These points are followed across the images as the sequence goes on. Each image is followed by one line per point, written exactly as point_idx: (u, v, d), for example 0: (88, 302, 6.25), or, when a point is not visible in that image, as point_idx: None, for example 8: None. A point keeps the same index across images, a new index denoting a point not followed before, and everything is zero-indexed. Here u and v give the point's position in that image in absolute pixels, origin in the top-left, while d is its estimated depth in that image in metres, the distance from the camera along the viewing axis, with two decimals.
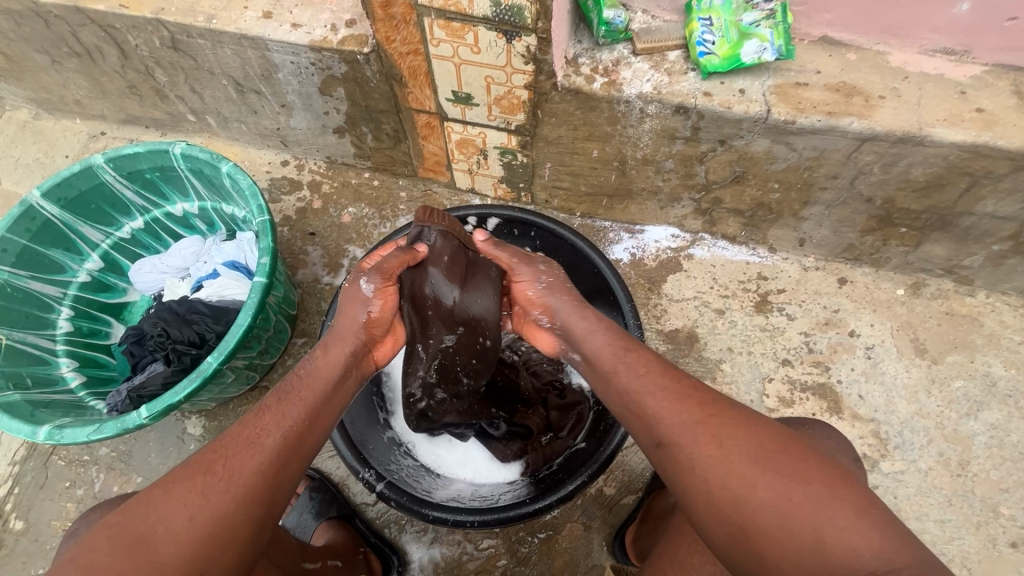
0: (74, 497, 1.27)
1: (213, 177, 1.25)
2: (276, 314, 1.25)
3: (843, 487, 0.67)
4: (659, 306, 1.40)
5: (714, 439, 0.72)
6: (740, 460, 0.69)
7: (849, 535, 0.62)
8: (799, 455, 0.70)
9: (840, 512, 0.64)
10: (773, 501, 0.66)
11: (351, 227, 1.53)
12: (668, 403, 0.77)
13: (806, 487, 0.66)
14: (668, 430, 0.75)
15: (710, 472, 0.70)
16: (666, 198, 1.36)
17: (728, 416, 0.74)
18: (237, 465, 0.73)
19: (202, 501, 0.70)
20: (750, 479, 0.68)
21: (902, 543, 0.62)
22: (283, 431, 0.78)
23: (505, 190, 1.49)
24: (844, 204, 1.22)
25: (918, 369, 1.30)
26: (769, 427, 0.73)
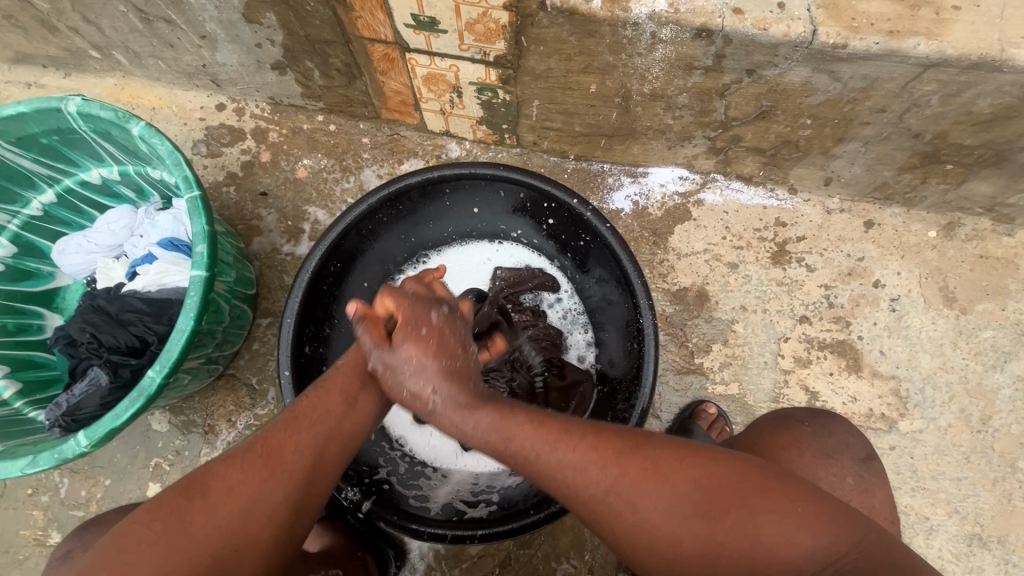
0: (39, 504, 1.18)
1: (124, 139, 1.02)
2: (227, 301, 1.07)
3: (765, 491, 0.60)
4: (665, 262, 1.24)
5: (631, 502, 0.61)
6: (665, 515, 0.60)
7: (787, 550, 0.57)
8: (718, 473, 0.61)
9: (767, 523, 0.58)
10: (708, 550, 0.58)
11: (308, 183, 1.31)
12: (574, 468, 0.63)
13: (728, 517, 0.59)
14: (590, 507, 0.63)
15: (639, 535, 0.61)
16: (675, 137, 1.16)
17: (638, 469, 0.62)
18: (279, 448, 0.63)
19: (237, 481, 0.61)
20: (675, 534, 0.59)
21: (828, 528, 0.58)
22: (325, 416, 0.67)
23: (486, 132, 1.26)
24: (886, 139, 1.05)
25: (944, 320, 1.20)
26: (678, 455, 0.63)
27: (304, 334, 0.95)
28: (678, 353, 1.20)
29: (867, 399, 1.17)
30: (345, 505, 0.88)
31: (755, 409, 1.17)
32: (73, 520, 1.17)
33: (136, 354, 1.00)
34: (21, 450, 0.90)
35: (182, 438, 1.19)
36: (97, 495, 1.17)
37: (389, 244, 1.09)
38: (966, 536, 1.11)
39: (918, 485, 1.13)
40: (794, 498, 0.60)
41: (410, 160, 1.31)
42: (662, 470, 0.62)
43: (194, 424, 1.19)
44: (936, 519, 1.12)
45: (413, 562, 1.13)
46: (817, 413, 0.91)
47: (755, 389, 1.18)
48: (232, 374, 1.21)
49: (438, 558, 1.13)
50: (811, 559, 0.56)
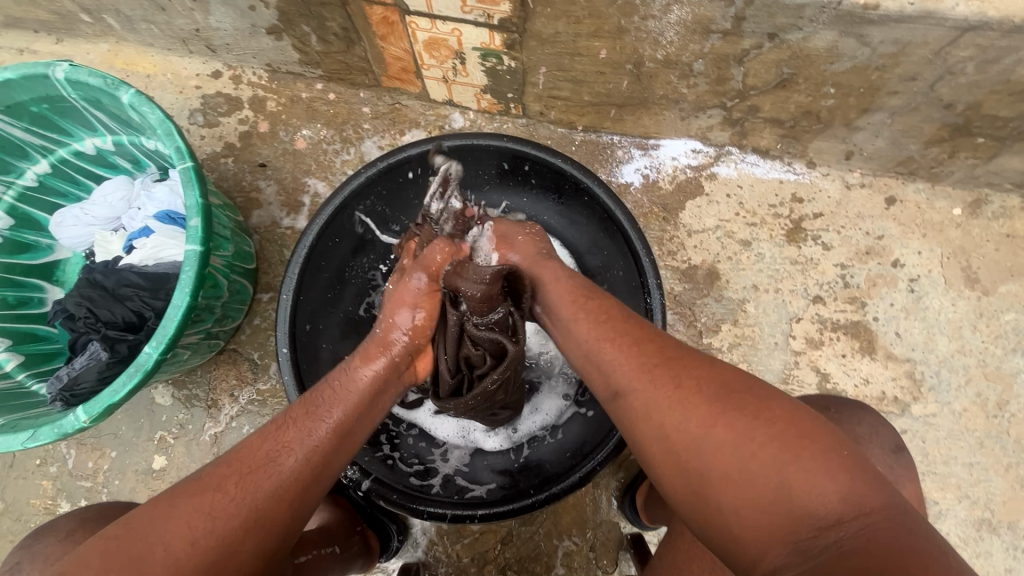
0: (48, 475, 1.19)
1: (115, 107, 0.98)
2: (226, 277, 1.06)
3: (808, 428, 0.54)
4: (675, 239, 1.20)
5: (672, 379, 0.61)
6: (701, 408, 0.58)
7: (815, 487, 0.50)
8: (766, 393, 0.58)
9: (809, 459, 0.51)
10: (734, 454, 0.54)
11: (308, 154, 1.27)
12: (625, 352, 0.66)
13: (768, 428, 0.54)
14: (622, 376, 0.65)
15: (666, 419, 0.59)
16: (689, 107, 1.10)
17: (692, 362, 0.63)
18: (252, 483, 0.59)
19: (208, 520, 0.56)
20: (706, 421, 0.56)
21: (870, 483, 0.51)
22: (307, 450, 0.63)
23: (490, 101, 1.21)
24: (914, 110, 0.99)
25: (964, 302, 1.16)
26: (732, 369, 0.61)
27: (302, 310, 0.93)
28: (686, 333, 1.17)
29: (880, 382, 1.14)
30: (346, 483, 0.87)
31: None
32: (81, 490, 1.18)
33: (133, 329, 0.99)
34: (22, 424, 0.90)
35: (186, 412, 1.19)
36: (104, 467, 1.19)
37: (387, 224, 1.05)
38: (974, 521, 1.09)
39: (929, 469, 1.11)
40: (847, 454, 0.52)
41: (412, 131, 1.27)
42: (713, 372, 0.61)
43: (197, 398, 1.19)
44: (945, 504, 1.10)
45: (415, 537, 1.14)
46: (826, 401, 0.85)
47: (764, 370, 1.16)
48: (234, 348, 1.20)
49: (439, 533, 1.14)
50: (840, 503, 0.50)
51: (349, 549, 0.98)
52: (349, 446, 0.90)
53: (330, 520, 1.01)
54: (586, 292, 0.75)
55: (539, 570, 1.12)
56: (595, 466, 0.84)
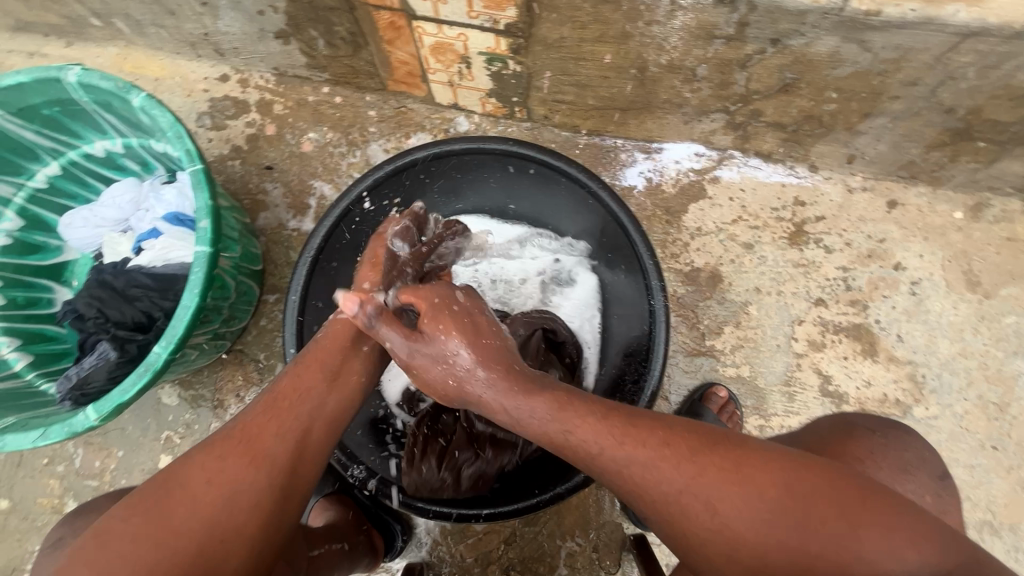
0: (55, 474, 1.20)
1: (126, 110, 1.00)
2: (234, 278, 1.07)
3: (859, 503, 0.57)
4: (678, 242, 1.21)
5: (714, 503, 0.58)
6: (751, 521, 0.57)
7: (889, 562, 0.54)
8: (795, 473, 0.58)
9: (870, 536, 0.55)
10: (807, 553, 0.55)
11: (314, 157, 1.28)
12: (650, 471, 0.60)
13: (827, 521, 0.56)
14: (662, 509, 0.60)
15: (716, 547, 0.58)
16: (693, 111, 1.12)
17: (719, 459, 0.60)
18: (262, 431, 0.64)
19: (221, 466, 0.61)
20: (769, 535, 0.56)
21: (930, 536, 0.56)
22: (311, 399, 0.68)
23: (495, 105, 1.22)
24: (916, 115, 1.00)
25: (966, 305, 1.16)
26: (759, 453, 0.60)
27: (309, 312, 0.93)
28: (688, 335, 1.18)
29: (882, 384, 1.15)
30: (352, 482, 0.88)
31: (766, 392, 1.16)
32: (87, 489, 1.19)
33: (142, 329, 1.00)
34: (32, 423, 0.91)
35: (192, 412, 1.20)
36: (111, 466, 1.20)
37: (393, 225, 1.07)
38: (975, 523, 1.10)
39: None
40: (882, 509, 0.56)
41: (417, 134, 1.28)
42: (743, 468, 0.59)
43: (204, 399, 1.20)
44: None
45: (419, 537, 1.15)
46: (844, 422, 0.84)
47: (767, 372, 1.16)
48: (240, 349, 1.21)
49: (443, 533, 1.15)
50: (919, 574, 0.53)
51: (354, 549, 0.98)
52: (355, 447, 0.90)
53: (336, 519, 1.01)
54: (571, 393, 0.67)
55: (543, 570, 1.13)
56: None
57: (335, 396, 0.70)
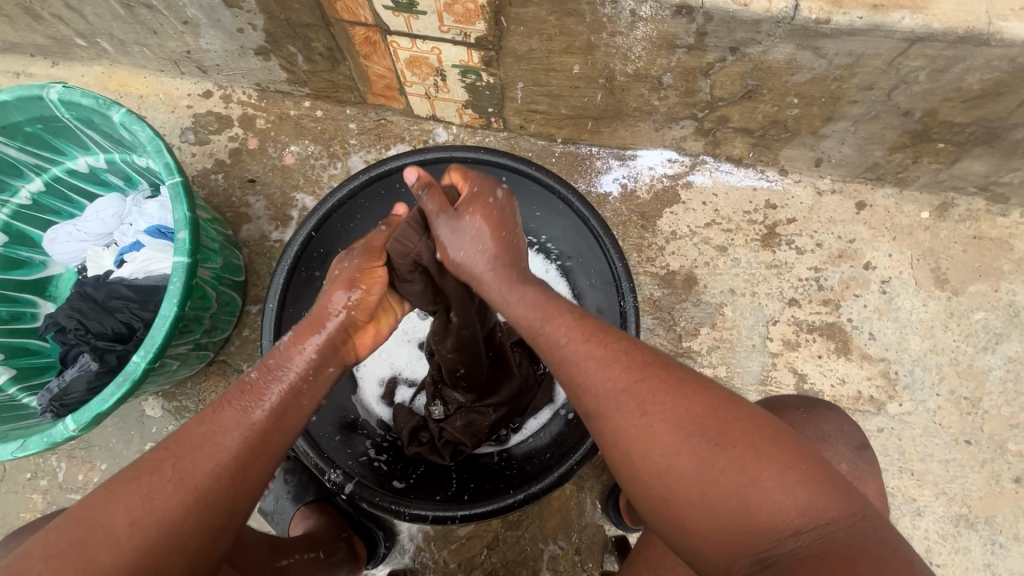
0: (39, 488, 1.20)
1: (107, 126, 1.02)
2: (214, 288, 1.09)
3: (774, 446, 0.55)
4: (653, 246, 1.23)
5: (637, 407, 0.59)
6: (671, 430, 0.57)
7: (778, 503, 0.52)
8: (728, 404, 0.58)
9: (772, 473, 0.53)
10: (700, 475, 0.55)
11: (296, 169, 1.31)
12: (596, 361, 0.62)
13: (732, 451, 0.55)
14: (594, 400, 0.62)
15: (636, 448, 0.59)
16: (663, 119, 1.15)
17: (664, 376, 0.60)
18: (189, 461, 0.59)
19: (147, 501, 0.57)
20: (671, 447, 0.57)
21: (838, 495, 0.53)
22: (246, 426, 0.62)
23: (472, 116, 1.25)
24: (875, 118, 1.03)
25: (936, 303, 1.19)
26: (699, 382, 0.60)
27: (288, 319, 0.95)
28: (666, 337, 1.20)
29: (856, 381, 1.17)
30: (330, 487, 0.89)
31: (743, 392, 1.17)
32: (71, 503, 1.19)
33: (122, 340, 1.01)
34: (12, 435, 0.92)
35: (175, 423, 1.21)
36: (94, 479, 1.20)
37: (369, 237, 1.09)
38: (952, 517, 1.11)
39: (905, 467, 1.13)
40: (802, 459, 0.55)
41: (397, 146, 1.31)
42: (682, 390, 0.59)
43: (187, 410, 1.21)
44: (923, 500, 1.12)
45: (402, 544, 1.15)
46: (772, 404, 0.85)
47: (743, 372, 1.18)
48: (223, 360, 1.22)
49: (426, 540, 1.15)
50: (803, 518, 0.52)
51: (332, 556, 0.99)
52: (333, 451, 0.92)
53: (315, 527, 1.02)
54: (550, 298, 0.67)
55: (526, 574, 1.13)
56: (573, 465, 0.87)
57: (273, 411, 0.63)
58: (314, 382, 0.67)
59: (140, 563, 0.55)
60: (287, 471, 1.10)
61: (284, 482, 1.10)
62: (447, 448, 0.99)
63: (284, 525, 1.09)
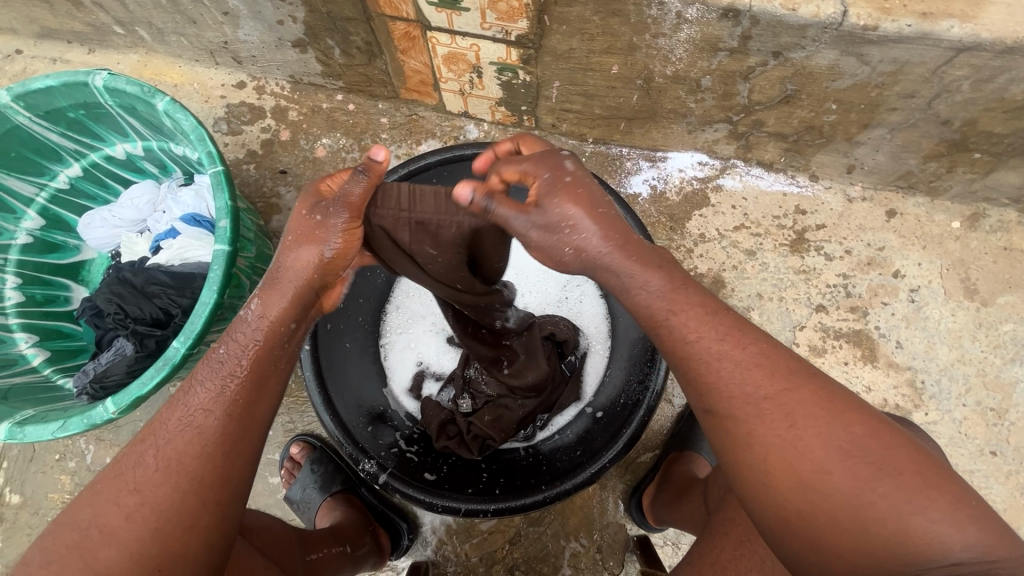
0: (66, 469, 1.22)
1: (149, 114, 1.03)
2: (249, 277, 1.10)
3: (939, 476, 0.53)
4: (682, 248, 1.24)
5: (786, 416, 0.56)
6: (823, 446, 0.54)
7: (941, 535, 0.50)
8: (886, 428, 0.56)
9: (938, 502, 0.51)
10: (857, 496, 0.53)
11: (327, 162, 1.32)
12: (738, 360, 0.59)
13: (896, 477, 0.52)
14: (727, 401, 0.58)
15: (776, 456, 0.56)
16: (697, 121, 1.15)
17: (818, 393, 0.57)
18: (164, 451, 0.60)
19: (132, 494, 0.59)
20: (823, 464, 0.54)
21: (999, 530, 0.52)
22: (221, 409, 0.61)
23: (505, 113, 1.26)
24: (914, 126, 1.03)
25: (965, 313, 1.19)
26: (851, 399, 0.57)
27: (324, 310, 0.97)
28: None
29: (882, 389, 1.17)
30: (362, 477, 0.91)
31: None
32: None
33: (160, 325, 1.02)
34: (51, 416, 0.93)
35: None
36: None
37: None
38: None
39: None
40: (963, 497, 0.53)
41: (428, 141, 1.32)
42: (836, 405, 0.56)
43: None
44: None
45: (425, 537, 1.16)
46: None
47: None
48: None
49: (448, 533, 1.16)
50: (963, 551, 0.50)
51: (360, 548, 1.00)
52: (366, 441, 0.94)
53: (342, 519, 1.04)
54: (678, 285, 0.61)
55: (547, 570, 1.14)
56: (606, 463, 0.88)
57: (252, 381, 0.63)
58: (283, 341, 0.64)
59: (142, 553, 0.57)
60: (314, 461, 1.11)
61: (310, 472, 1.10)
62: (476, 442, 0.99)
63: (310, 515, 1.10)
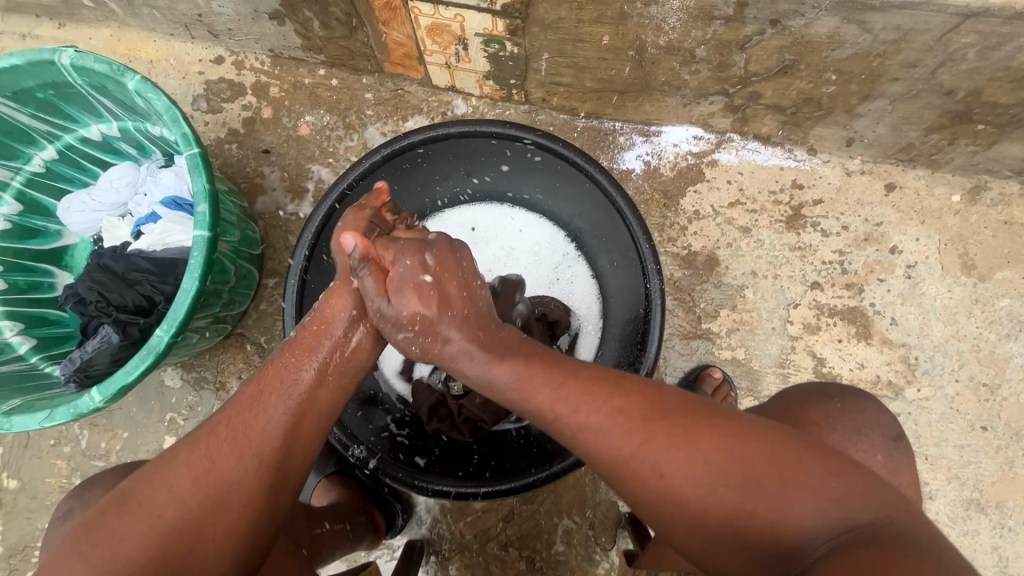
0: (62, 455, 1.23)
1: (121, 93, 0.99)
2: (233, 261, 1.07)
3: (799, 464, 0.54)
4: (675, 225, 1.22)
5: (655, 467, 0.58)
6: (688, 478, 0.56)
7: (804, 524, 0.52)
8: (741, 437, 0.57)
9: (793, 495, 0.53)
10: (729, 511, 0.55)
11: (311, 140, 1.28)
12: (586, 413, 0.62)
13: (756, 485, 0.54)
14: (604, 459, 0.61)
15: (654, 497, 0.58)
16: (691, 94, 1.11)
17: (667, 433, 0.58)
18: (234, 423, 0.64)
19: (207, 462, 0.62)
20: (695, 491, 0.56)
21: (864, 496, 0.53)
22: (292, 388, 0.67)
23: (493, 88, 1.21)
24: (915, 96, 0.99)
25: (961, 288, 1.17)
26: (700, 424, 0.58)
27: (309, 295, 0.95)
28: (685, 318, 1.19)
29: (875, 366, 1.16)
30: (353, 462, 0.90)
31: (760, 374, 1.17)
32: (95, 469, 1.22)
33: (143, 313, 1.01)
34: (38, 405, 0.92)
35: (195, 394, 1.23)
36: (116, 447, 1.22)
37: None
38: (963, 501, 1.12)
39: (920, 452, 1.13)
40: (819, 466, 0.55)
41: (414, 117, 1.28)
42: (688, 437, 0.58)
43: (207, 381, 1.23)
44: (935, 484, 1.12)
45: (419, 515, 1.17)
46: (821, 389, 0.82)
47: (761, 355, 1.18)
48: (240, 332, 1.23)
49: (442, 512, 1.18)
50: (829, 529, 0.51)
51: (357, 529, 1.01)
52: (356, 426, 0.93)
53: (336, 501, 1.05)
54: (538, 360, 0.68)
55: (540, 547, 1.16)
56: None
57: (325, 365, 0.70)
58: (347, 351, 0.72)
59: (204, 516, 0.59)
60: None
61: None
62: (465, 424, 1.00)
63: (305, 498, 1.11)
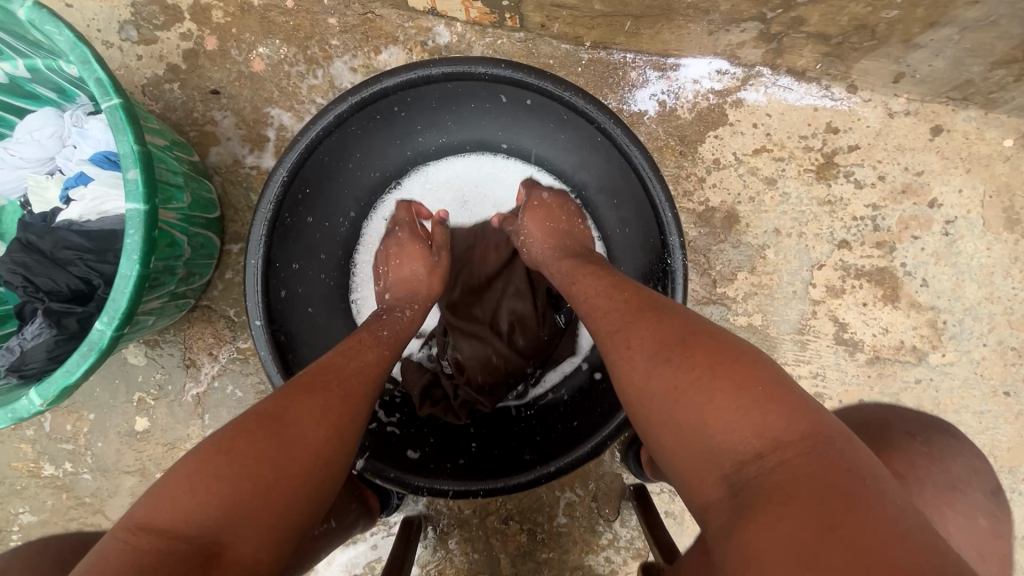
0: (26, 438, 1.14)
1: (14, 24, 0.80)
2: (185, 231, 0.92)
3: (751, 378, 0.55)
4: (692, 177, 1.08)
5: (626, 339, 0.66)
6: (644, 358, 0.63)
7: (731, 426, 0.53)
8: (713, 339, 0.61)
9: (729, 397, 0.54)
10: (670, 399, 0.58)
11: (267, 78, 1.09)
12: (589, 299, 0.76)
13: (699, 375, 0.57)
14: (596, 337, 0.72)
15: (622, 371, 0.65)
16: (721, 19, 0.93)
17: (644, 319, 0.67)
18: (328, 387, 0.67)
19: (321, 415, 0.63)
20: (649, 371, 0.62)
21: (800, 427, 0.51)
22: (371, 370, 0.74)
23: (481, 11, 1.01)
24: (993, 23, 0.85)
25: (1001, 246, 1.07)
26: (679, 319, 0.65)
27: (276, 274, 0.81)
28: (699, 283, 1.09)
29: (899, 331, 1.08)
30: None
31: (777, 341, 1.09)
32: (64, 452, 1.14)
33: (81, 299, 0.88)
34: None
35: (164, 372, 1.12)
36: (85, 429, 1.13)
37: (360, 174, 0.93)
38: None
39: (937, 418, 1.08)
40: (783, 403, 0.53)
41: (389, 49, 1.08)
42: (660, 320, 0.66)
43: (175, 359, 1.12)
44: None
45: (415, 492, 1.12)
46: (885, 422, 0.72)
47: (779, 321, 1.09)
48: (207, 305, 1.11)
49: None
50: (752, 442, 0.51)
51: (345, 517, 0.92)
52: None
53: None
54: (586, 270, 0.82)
55: (542, 519, 1.12)
56: (605, 440, 0.78)
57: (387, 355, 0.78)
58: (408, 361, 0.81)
59: (326, 463, 0.61)
60: None
61: None
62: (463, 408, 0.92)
63: None
